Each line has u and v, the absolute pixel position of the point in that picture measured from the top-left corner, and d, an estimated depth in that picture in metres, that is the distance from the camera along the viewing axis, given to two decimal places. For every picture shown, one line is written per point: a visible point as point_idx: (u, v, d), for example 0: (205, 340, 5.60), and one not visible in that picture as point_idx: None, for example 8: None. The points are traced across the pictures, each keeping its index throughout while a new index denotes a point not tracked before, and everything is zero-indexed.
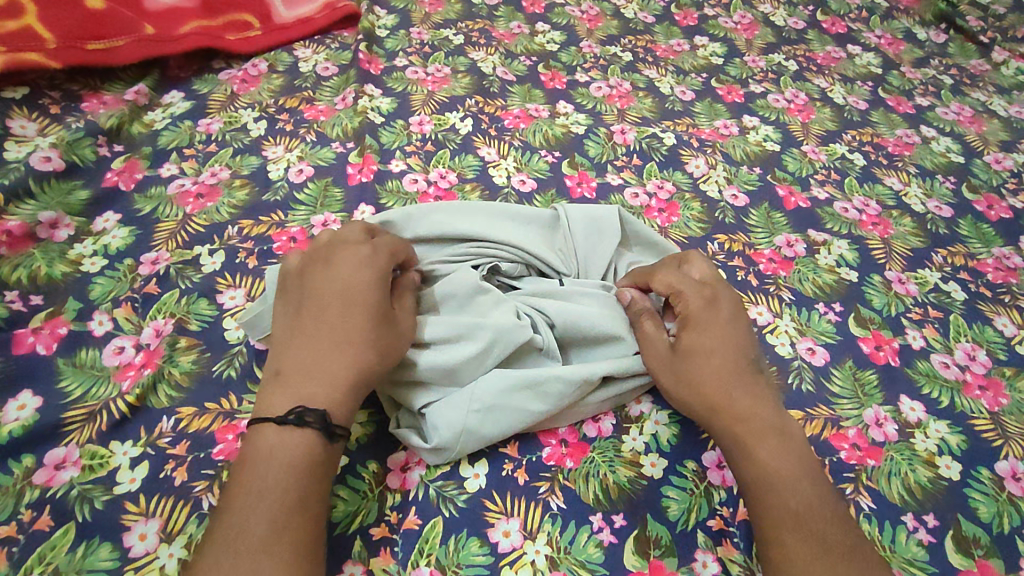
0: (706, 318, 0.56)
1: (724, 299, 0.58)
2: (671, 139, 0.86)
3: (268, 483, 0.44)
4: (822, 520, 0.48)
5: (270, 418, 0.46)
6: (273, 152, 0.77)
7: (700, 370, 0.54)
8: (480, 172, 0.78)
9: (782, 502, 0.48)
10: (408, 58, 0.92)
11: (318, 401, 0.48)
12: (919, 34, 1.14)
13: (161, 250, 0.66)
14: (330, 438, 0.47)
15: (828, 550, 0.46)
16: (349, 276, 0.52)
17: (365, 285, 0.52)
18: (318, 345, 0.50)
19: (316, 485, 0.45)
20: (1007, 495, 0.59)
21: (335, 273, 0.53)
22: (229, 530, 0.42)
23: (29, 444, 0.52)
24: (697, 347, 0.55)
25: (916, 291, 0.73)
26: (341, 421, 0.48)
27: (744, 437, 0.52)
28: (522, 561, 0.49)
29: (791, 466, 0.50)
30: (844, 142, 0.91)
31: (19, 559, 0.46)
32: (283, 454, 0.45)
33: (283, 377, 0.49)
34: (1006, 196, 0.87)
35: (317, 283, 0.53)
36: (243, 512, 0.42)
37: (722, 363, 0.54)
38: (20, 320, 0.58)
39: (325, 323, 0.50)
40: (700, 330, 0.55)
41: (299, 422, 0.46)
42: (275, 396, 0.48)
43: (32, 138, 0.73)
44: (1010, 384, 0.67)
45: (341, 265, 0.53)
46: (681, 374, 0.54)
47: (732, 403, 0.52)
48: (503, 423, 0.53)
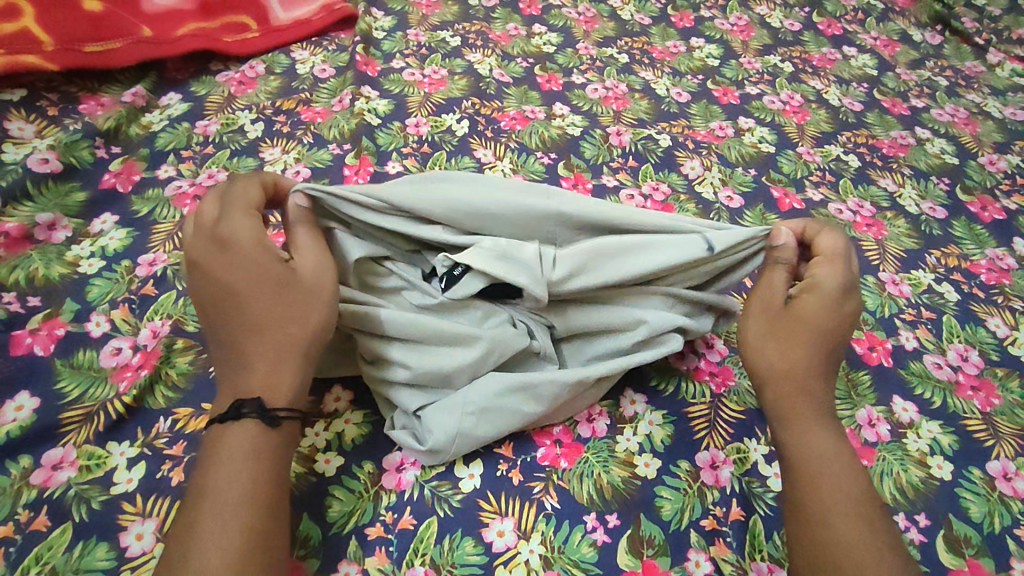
0: (836, 298, 0.53)
1: (859, 293, 0.54)
2: (666, 141, 0.87)
3: (213, 479, 0.44)
4: (866, 514, 0.47)
5: (214, 418, 0.47)
6: (271, 153, 0.78)
7: (798, 341, 0.53)
8: (476, 173, 0.79)
9: (836, 486, 0.48)
10: (405, 59, 0.93)
11: (252, 391, 0.47)
12: (915, 36, 1.15)
13: (159, 252, 0.66)
14: (272, 423, 0.46)
15: (869, 542, 0.46)
16: (224, 269, 0.49)
17: (247, 265, 0.49)
18: (236, 335, 0.49)
19: (260, 470, 0.45)
20: (998, 494, 0.59)
21: (211, 270, 0.50)
22: (183, 527, 0.42)
23: (26, 444, 0.52)
24: (811, 320, 0.53)
25: (910, 292, 0.74)
26: (282, 403, 0.48)
27: (812, 415, 0.52)
28: (516, 561, 0.50)
29: (850, 460, 0.50)
30: (839, 143, 0.91)
31: (16, 559, 0.47)
32: (225, 446, 0.45)
33: (224, 378, 0.49)
34: (1000, 197, 0.88)
35: (202, 287, 0.50)
36: (193, 508, 0.43)
37: (814, 347, 0.53)
38: (18, 321, 0.59)
39: (232, 316, 0.49)
40: (826, 308, 0.53)
41: (235, 415, 0.46)
42: (222, 395, 0.48)
43: (30, 139, 0.73)
44: (1002, 385, 0.68)
45: (212, 259, 0.50)
46: (775, 338, 0.54)
47: (808, 384, 0.52)
48: (497, 424, 0.53)
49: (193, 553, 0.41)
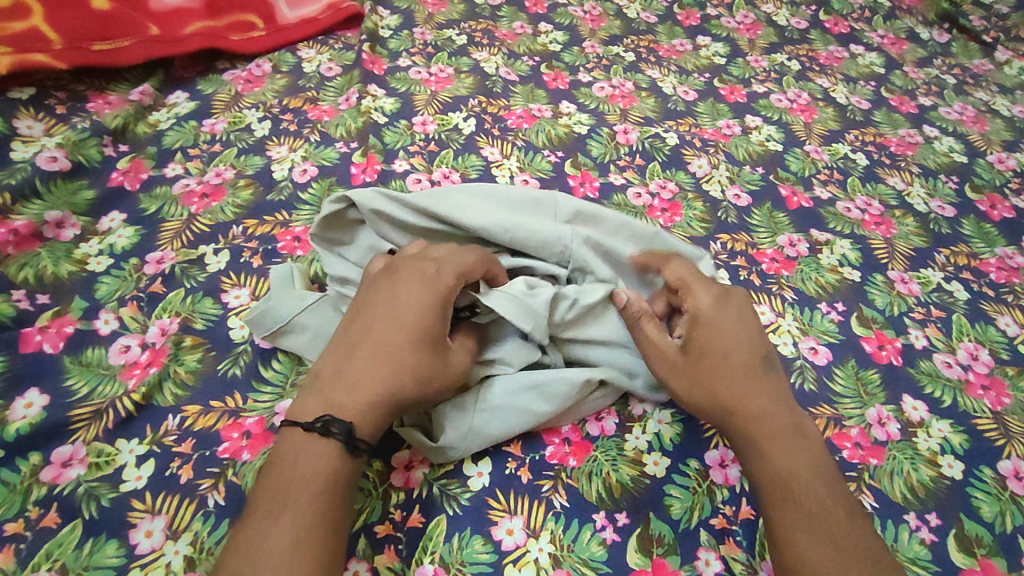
0: (716, 314, 0.55)
1: (734, 297, 0.57)
2: (674, 139, 0.87)
3: (292, 492, 0.44)
4: (837, 520, 0.48)
5: (298, 423, 0.47)
6: (277, 151, 0.78)
7: (711, 371, 0.53)
8: (483, 172, 0.79)
9: (800, 501, 0.48)
10: (411, 58, 0.93)
11: (348, 412, 0.47)
12: (922, 34, 1.14)
13: (166, 250, 0.66)
14: (353, 451, 0.46)
15: (845, 554, 0.46)
16: (411, 295, 0.51)
17: (420, 310, 0.50)
18: (368, 356, 0.49)
19: (340, 498, 0.45)
20: (1009, 494, 0.59)
21: (402, 289, 0.51)
22: (254, 533, 0.42)
23: (36, 442, 0.52)
24: (710, 343, 0.54)
25: (919, 291, 0.74)
26: (368, 436, 0.47)
27: (767, 435, 0.51)
28: (525, 559, 0.50)
29: (806, 468, 0.50)
30: (847, 142, 0.91)
31: (27, 555, 0.47)
32: (309, 464, 0.45)
33: (320, 383, 0.49)
34: (1009, 196, 0.87)
35: (384, 295, 0.52)
36: (265, 520, 0.42)
37: (735, 363, 0.53)
38: (26, 319, 0.59)
39: (379, 335, 0.50)
40: (712, 328, 0.54)
41: (324, 431, 0.46)
42: (310, 400, 0.48)
43: (38, 138, 0.73)
44: (1013, 383, 0.67)
45: (406, 281, 0.52)
46: (690, 378, 0.53)
47: (746, 399, 0.52)
48: (507, 422, 0.53)
49: (261, 561, 0.40)
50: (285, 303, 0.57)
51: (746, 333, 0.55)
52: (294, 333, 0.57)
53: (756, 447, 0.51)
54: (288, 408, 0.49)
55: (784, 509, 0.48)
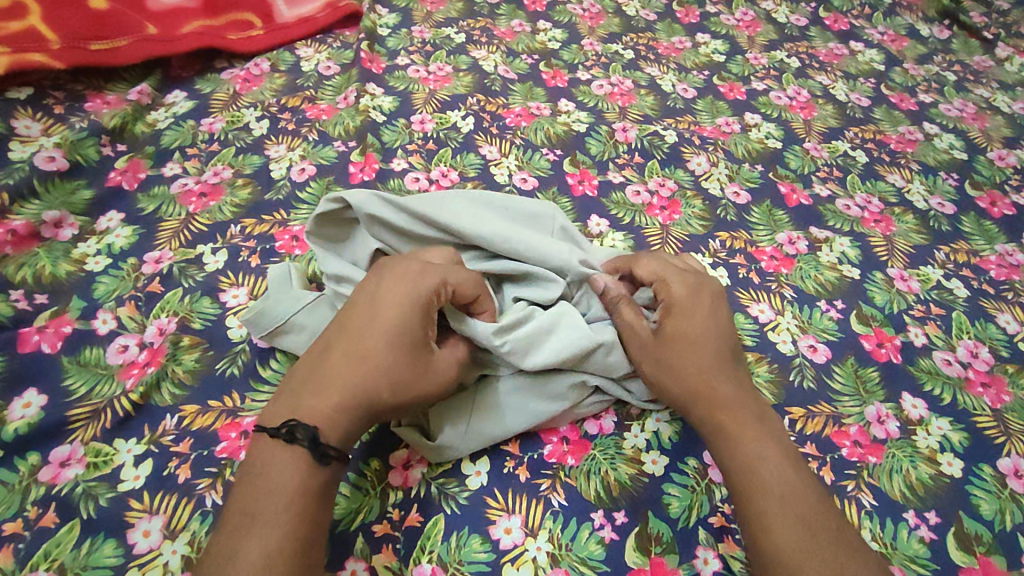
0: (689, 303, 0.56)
1: (707, 287, 0.58)
2: (673, 137, 0.86)
3: (260, 503, 0.43)
4: (803, 504, 0.48)
5: (264, 428, 0.46)
6: (276, 150, 0.78)
7: (680, 358, 0.54)
8: (482, 170, 0.78)
9: (766, 483, 0.49)
10: (409, 56, 0.92)
11: (316, 418, 0.47)
12: (922, 31, 1.14)
13: (164, 250, 0.66)
14: (323, 460, 0.45)
15: (816, 537, 0.46)
16: (389, 298, 0.50)
17: (402, 311, 0.49)
18: (341, 359, 0.49)
19: (311, 506, 0.44)
20: (1009, 491, 0.59)
21: (380, 295, 0.50)
22: (224, 545, 0.42)
23: (34, 442, 0.52)
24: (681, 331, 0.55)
25: (918, 288, 0.73)
26: (337, 443, 0.47)
27: (738, 423, 0.52)
28: (523, 558, 0.49)
29: (776, 456, 0.50)
30: (847, 139, 0.90)
31: (25, 555, 0.47)
32: (276, 473, 0.44)
33: (293, 385, 0.49)
34: (1010, 193, 0.87)
35: (363, 297, 0.51)
36: (235, 531, 0.42)
37: (703, 350, 0.54)
38: (24, 319, 0.59)
39: (353, 337, 0.49)
40: (685, 316, 0.55)
41: (289, 436, 0.45)
42: (281, 404, 0.48)
43: (36, 138, 0.73)
44: (1013, 381, 0.67)
45: (390, 280, 0.51)
46: (664, 366, 0.54)
47: (715, 388, 0.53)
48: (505, 421, 0.54)
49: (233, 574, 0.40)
50: (281, 304, 0.57)
51: (715, 322, 0.56)
52: (291, 333, 0.57)
53: (724, 434, 0.52)
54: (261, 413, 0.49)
55: (757, 495, 0.49)
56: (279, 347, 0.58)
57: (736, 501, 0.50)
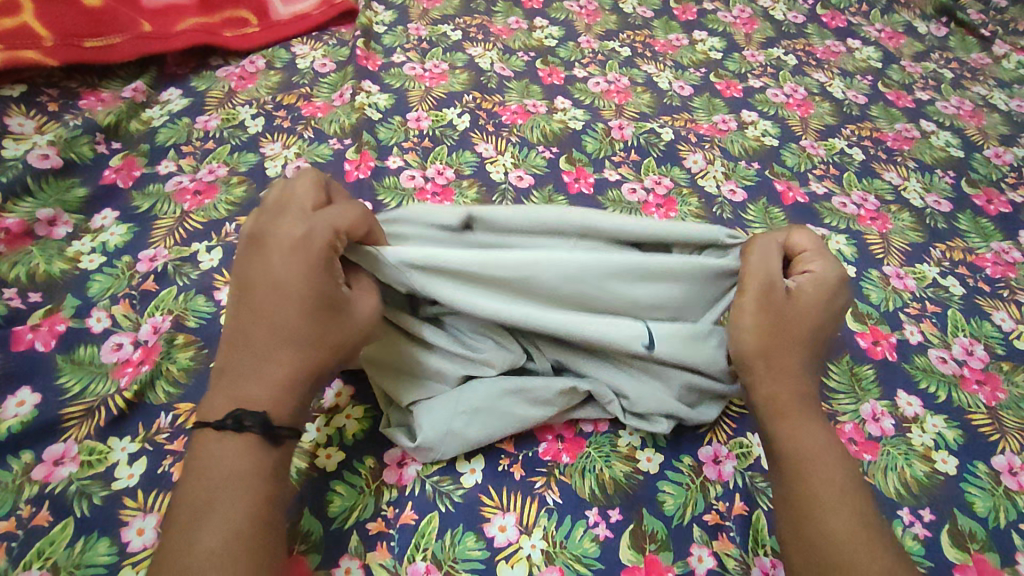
0: (830, 292, 0.55)
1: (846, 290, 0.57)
2: (669, 135, 0.86)
3: (211, 495, 0.42)
4: (856, 493, 0.47)
5: (209, 423, 0.45)
6: (271, 148, 0.78)
7: (789, 329, 0.53)
8: (478, 168, 0.78)
9: (821, 468, 0.48)
10: (406, 54, 0.92)
11: (260, 403, 0.46)
12: (919, 28, 1.14)
13: (159, 247, 0.66)
14: (274, 441, 0.45)
15: (866, 524, 0.45)
16: (286, 267, 0.47)
17: (302, 274, 0.47)
18: (264, 339, 0.47)
19: (267, 489, 0.44)
20: (1003, 489, 0.59)
21: (274, 265, 0.47)
22: (180, 541, 0.41)
23: (28, 440, 0.52)
24: (813, 304, 0.54)
25: (914, 286, 0.73)
26: (286, 422, 0.46)
27: (808, 406, 0.51)
28: (517, 556, 0.49)
29: (836, 447, 0.50)
30: (843, 137, 0.90)
31: (18, 554, 0.47)
32: (223, 462, 0.44)
33: (222, 380, 0.47)
34: (1006, 190, 0.87)
35: (258, 274, 0.47)
36: (189, 526, 0.41)
37: (808, 333, 0.53)
38: (19, 317, 0.59)
39: (270, 316, 0.47)
40: (821, 298, 0.54)
41: (237, 426, 0.44)
42: (217, 398, 0.46)
43: (30, 136, 0.73)
44: (1008, 378, 0.67)
45: (276, 249, 0.47)
46: (774, 318, 0.53)
47: (800, 370, 0.52)
48: (488, 425, 0.53)
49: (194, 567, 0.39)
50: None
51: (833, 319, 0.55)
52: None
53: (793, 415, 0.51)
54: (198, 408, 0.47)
55: (809, 476, 0.48)
56: None
57: (785, 480, 0.49)
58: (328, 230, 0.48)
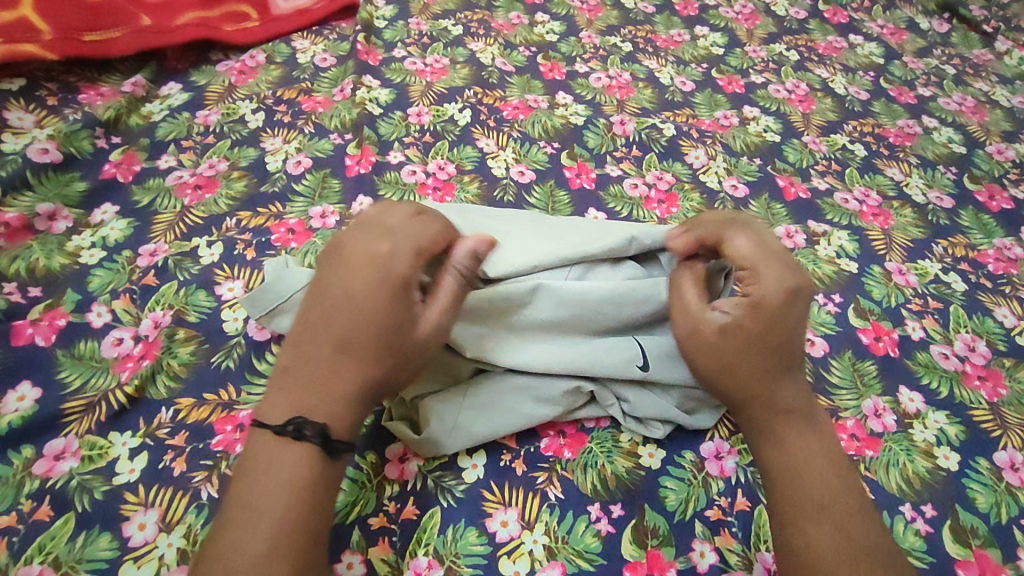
0: (777, 308, 0.50)
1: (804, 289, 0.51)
2: (670, 130, 0.86)
3: (264, 499, 0.42)
4: (847, 514, 0.46)
5: (269, 426, 0.45)
6: (272, 143, 0.77)
7: (738, 356, 0.50)
8: (479, 163, 0.78)
9: (801, 487, 0.47)
10: (407, 49, 0.92)
11: (321, 415, 0.45)
12: (922, 24, 1.13)
13: (160, 242, 0.66)
14: (332, 454, 0.45)
15: (850, 541, 0.45)
16: (365, 281, 0.46)
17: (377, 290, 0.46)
18: (332, 345, 0.46)
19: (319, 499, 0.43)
20: (1005, 485, 0.59)
21: (356, 271, 0.46)
22: (226, 543, 0.41)
23: (28, 435, 0.52)
24: (763, 328, 0.50)
25: (916, 282, 0.73)
26: (345, 435, 0.46)
27: (786, 419, 0.50)
28: (519, 551, 0.49)
29: (821, 458, 0.48)
30: (845, 133, 0.90)
31: (19, 548, 0.47)
32: (279, 468, 0.43)
33: (284, 382, 0.46)
34: (1008, 187, 0.87)
35: (337, 278, 0.47)
36: (236, 527, 0.41)
37: (768, 353, 0.50)
38: (18, 312, 0.58)
39: (339, 322, 0.46)
40: (766, 323, 0.50)
41: (297, 434, 0.44)
42: (278, 401, 0.46)
43: (29, 130, 0.73)
44: (1010, 375, 0.67)
45: (358, 259, 0.46)
46: (720, 360, 0.50)
47: (770, 387, 0.50)
48: (494, 421, 0.53)
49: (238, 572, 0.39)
50: (287, 279, 0.56)
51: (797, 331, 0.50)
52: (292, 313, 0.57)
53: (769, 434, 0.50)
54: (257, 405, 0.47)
55: (791, 495, 0.47)
56: (275, 331, 0.58)
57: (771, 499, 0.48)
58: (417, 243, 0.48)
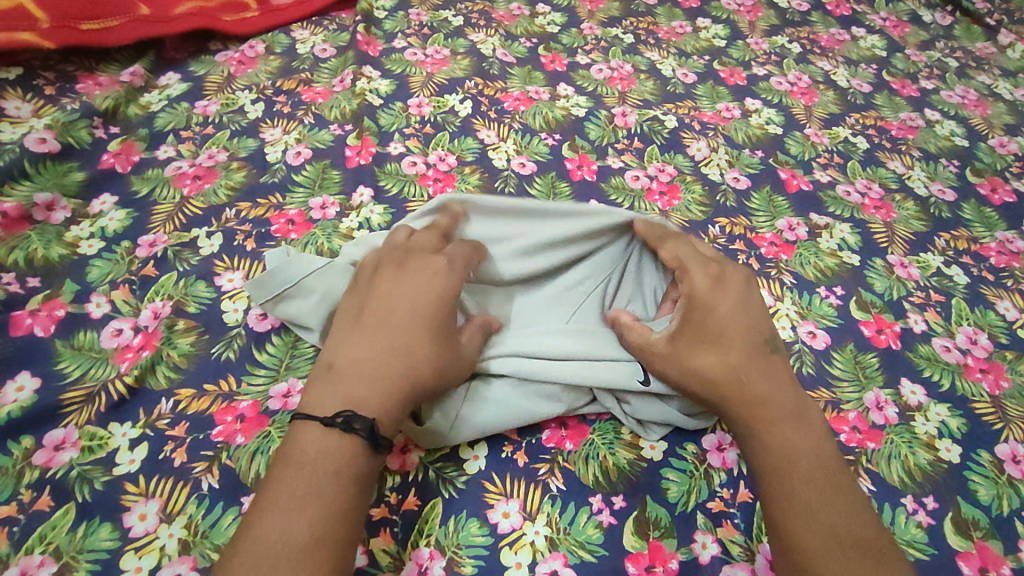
0: (711, 297, 0.53)
1: (731, 274, 0.54)
2: (672, 122, 0.86)
3: (311, 487, 0.43)
4: (838, 515, 0.46)
5: (317, 417, 0.45)
6: (271, 133, 0.77)
7: (703, 357, 0.51)
8: (480, 155, 0.78)
9: (792, 491, 0.47)
10: (407, 39, 0.91)
11: (368, 408, 0.46)
12: (925, 17, 1.13)
13: (159, 233, 0.65)
14: (377, 448, 0.45)
15: (841, 542, 0.45)
16: (421, 286, 0.51)
17: (423, 295, 0.50)
18: (383, 342, 0.49)
19: (361, 491, 0.44)
20: (1006, 477, 0.59)
21: (412, 277, 0.51)
22: (271, 530, 0.41)
23: (27, 425, 0.51)
24: (707, 321, 0.52)
25: (918, 275, 0.73)
26: (389, 432, 0.46)
27: (772, 421, 0.50)
28: (521, 542, 0.49)
29: (809, 457, 0.48)
30: (847, 126, 0.90)
31: (20, 539, 0.46)
32: (327, 458, 0.44)
33: (329, 380, 0.48)
34: (1010, 180, 0.86)
35: (390, 287, 0.51)
36: (281, 513, 0.42)
37: (731, 351, 0.51)
38: (17, 302, 0.58)
39: (390, 323, 0.50)
40: (707, 315, 0.52)
41: (346, 427, 0.45)
42: (325, 394, 0.47)
43: (26, 119, 0.72)
44: (1011, 367, 0.67)
45: (411, 271, 0.52)
46: (682, 363, 0.51)
47: (743, 387, 0.50)
48: (494, 414, 0.53)
49: (284, 558, 0.40)
50: (293, 266, 0.57)
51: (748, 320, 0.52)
52: (300, 298, 0.57)
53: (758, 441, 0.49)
54: (302, 400, 0.48)
55: (780, 499, 0.47)
56: (280, 317, 0.58)
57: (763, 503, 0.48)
58: (462, 261, 0.54)
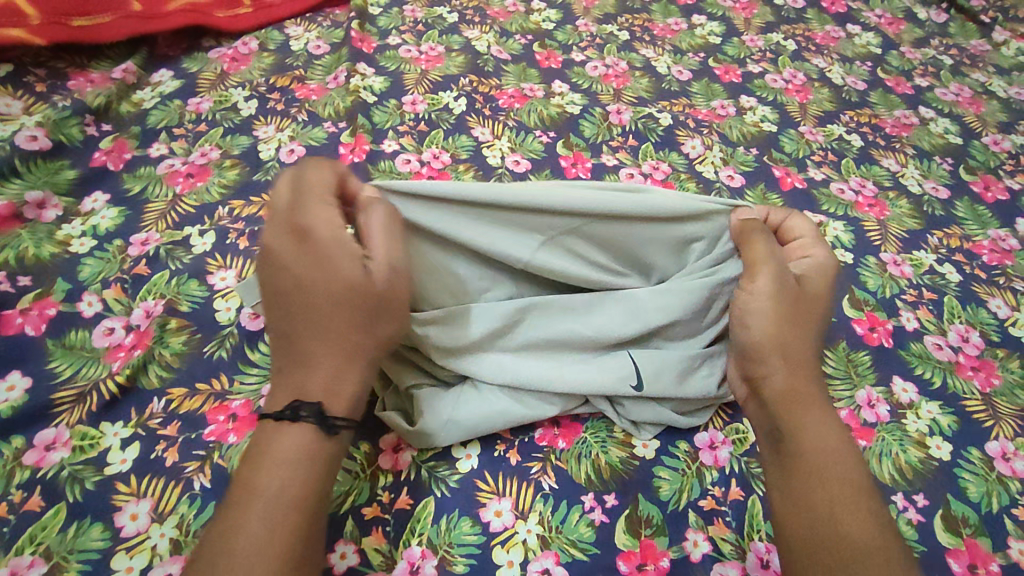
0: (823, 280, 0.57)
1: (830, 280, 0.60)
2: (667, 120, 0.85)
3: (262, 479, 0.43)
4: (874, 500, 0.47)
5: (269, 414, 0.45)
6: (264, 131, 0.76)
7: (804, 312, 0.54)
8: (474, 152, 0.77)
9: (837, 466, 0.48)
10: (401, 36, 0.91)
11: (316, 395, 0.46)
12: (920, 14, 1.13)
13: (150, 232, 0.65)
14: (329, 432, 0.45)
15: (879, 522, 0.45)
16: (304, 261, 0.48)
17: (313, 266, 0.48)
18: (299, 327, 0.47)
19: (316, 478, 0.44)
20: (996, 474, 0.59)
21: (289, 255, 0.48)
22: (226, 525, 0.41)
23: (17, 425, 0.51)
24: (812, 291, 0.56)
25: (911, 273, 0.73)
26: (343, 413, 0.46)
27: (823, 401, 0.52)
28: (513, 540, 0.49)
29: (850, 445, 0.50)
30: (842, 123, 0.90)
31: (10, 538, 0.46)
32: (278, 449, 0.44)
33: (280, 378, 0.48)
34: (1004, 177, 0.87)
35: (274, 270, 0.49)
36: (235, 508, 0.42)
37: (818, 319, 0.55)
38: (8, 301, 0.58)
39: (297, 307, 0.47)
40: (816, 287, 0.57)
41: (294, 417, 0.44)
42: (279, 389, 0.47)
43: (17, 116, 0.71)
44: (1002, 365, 0.67)
45: (290, 247, 0.48)
46: (786, 307, 0.54)
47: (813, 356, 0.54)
48: (486, 416, 0.53)
49: (237, 549, 0.40)
50: None
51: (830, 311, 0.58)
52: None
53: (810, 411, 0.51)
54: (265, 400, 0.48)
55: (825, 475, 0.47)
56: None
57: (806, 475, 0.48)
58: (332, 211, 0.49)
